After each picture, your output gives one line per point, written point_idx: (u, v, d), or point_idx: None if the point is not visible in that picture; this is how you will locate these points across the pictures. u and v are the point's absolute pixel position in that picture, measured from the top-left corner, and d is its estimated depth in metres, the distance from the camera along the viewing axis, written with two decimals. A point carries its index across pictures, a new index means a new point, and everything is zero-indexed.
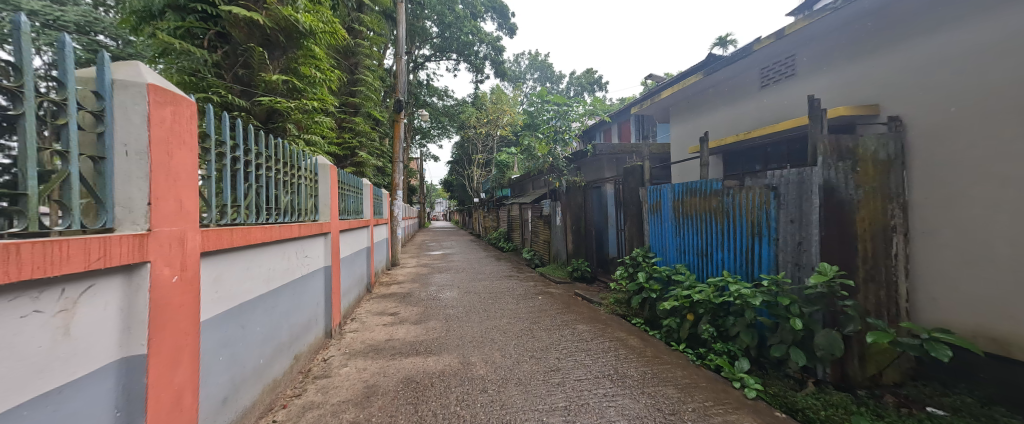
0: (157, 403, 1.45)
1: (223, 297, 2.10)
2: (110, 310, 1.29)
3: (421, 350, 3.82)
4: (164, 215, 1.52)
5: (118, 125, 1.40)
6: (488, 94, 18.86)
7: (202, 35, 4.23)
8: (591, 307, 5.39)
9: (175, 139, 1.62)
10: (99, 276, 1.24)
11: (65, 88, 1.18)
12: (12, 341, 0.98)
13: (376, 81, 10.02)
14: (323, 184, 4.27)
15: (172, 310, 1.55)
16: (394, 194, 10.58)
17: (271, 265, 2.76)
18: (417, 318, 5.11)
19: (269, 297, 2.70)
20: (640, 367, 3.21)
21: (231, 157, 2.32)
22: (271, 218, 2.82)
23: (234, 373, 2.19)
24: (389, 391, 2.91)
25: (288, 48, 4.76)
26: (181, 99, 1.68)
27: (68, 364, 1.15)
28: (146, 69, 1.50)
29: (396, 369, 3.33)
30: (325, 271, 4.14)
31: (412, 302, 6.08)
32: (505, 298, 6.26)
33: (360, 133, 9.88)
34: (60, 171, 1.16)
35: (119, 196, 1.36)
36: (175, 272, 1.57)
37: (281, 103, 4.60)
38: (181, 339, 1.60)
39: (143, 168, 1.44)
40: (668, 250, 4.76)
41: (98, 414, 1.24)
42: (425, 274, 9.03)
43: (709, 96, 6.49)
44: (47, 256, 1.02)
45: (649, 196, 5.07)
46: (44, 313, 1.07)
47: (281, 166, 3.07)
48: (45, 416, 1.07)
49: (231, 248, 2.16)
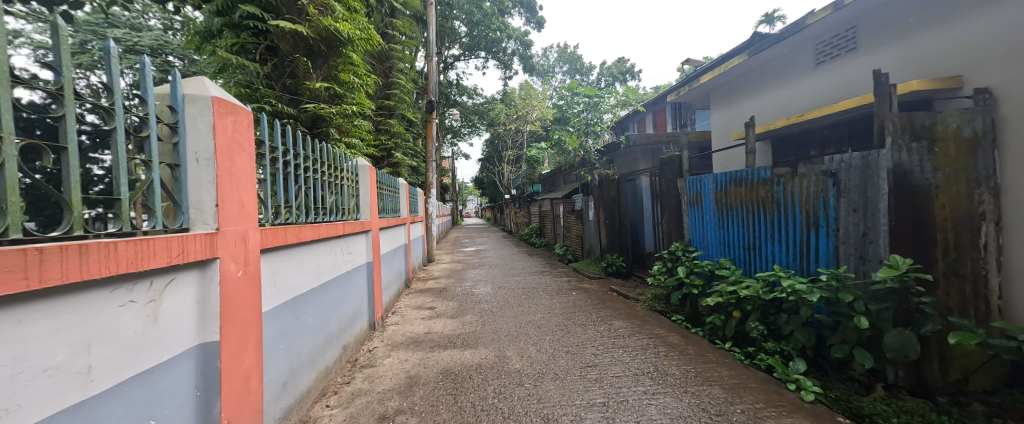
0: (230, 385, 1.61)
1: (280, 291, 2.27)
2: (188, 301, 1.44)
3: (458, 343, 3.93)
4: (230, 216, 1.68)
5: (189, 136, 1.55)
6: (516, 90, 18.80)
7: (255, 49, 4.59)
8: (627, 303, 5.27)
9: (236, 146, 1.77)
10: (178, 269, 1.38)
11: (147, 105, 1.34)
12: (114, 327, 1.12)
13: (409, 84, 10.33)
14: (363, 185, 4.49)
15: (239, 301, 1.70)
16: (428, 193, 10.88)
17: (321, 261, 2.96)
18: (453, 312, 5.25)
19: (319, 291, 2.89)
20: (682, 365, 3.08)
21: (282, 161, 2.50)
22: (319, 217, 3.02)
23: (291, 361, 2.37)
24: (430, 381, 3.02)
25: (329, 57, 5.04)
26: (240, 109, 1.84)
27: (157, 348, 1.29)
28: (210, 83, 1.64)
29: (435, 361, 3.45)
30: (367, 267, 4.36)
31: (448, 297, 6.25)
32: (539, 294, 6.26)
33: (395, 135, 10.27)
34: (144, 178, 1.31)
35: (192, 200, 1.53)
36: (240, 267, 1.73)
37: (324, 109, 4.89)
38: (247, 327, 1.76)
39: (211, 174, 1.59)
40: (711, 244, 4.52)
41: (184, 393, 1.41)
42: (459, 270, 9.24)
43: (755, 77, 6.03)
44: (139, 253, 1.16)
45: (689, 188, 4.85)
46: (137, 302, 1.21)
47: (325, 168, 3.26)
48: (142, 392, 1.23)
49: (286, 245, 2.34)
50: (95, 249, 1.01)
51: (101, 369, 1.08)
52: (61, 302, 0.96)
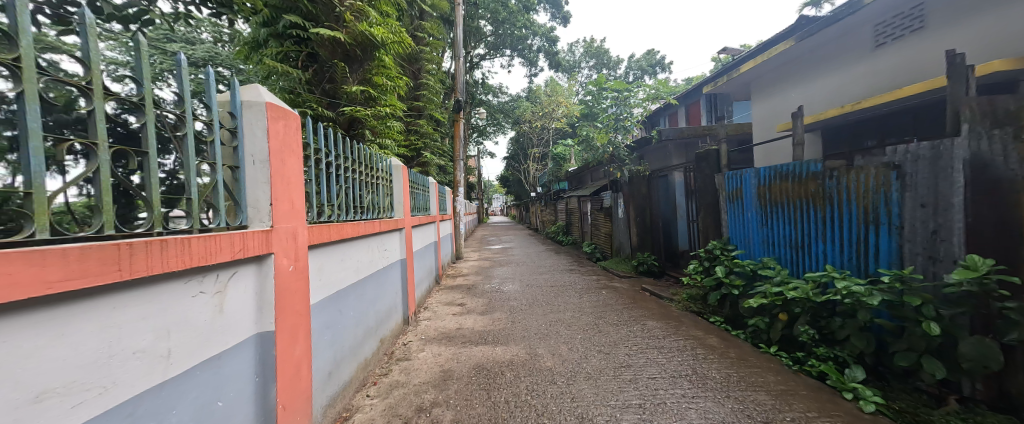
0: (283, 372, 1.72)
1: (325, 285, 2.40)
2: (248, 293, 1.56)
3: (489, 339, 3.97)
4: (282, 214, 1.80)
5: (246, 140, 1.66)
6: (542, 86, 18.66)
7: (297, 57, 4.86)
8: (660, 303, 5.11)
9: (286, 148, 1.88)
10: (239, 263, 1.49)
11: (211, 112, 1.46)
12: (188, 315, 1.23)
13: (438, 84, 10.54)
14: (397, 184, 4.64)
15: (290, 294, 1.81)
16: (455, 191, 11.07)
17: (359, 257, 3.09)
18: (483, 309, 5.31)
19: (358, 286, 3.03)
20: (723, 369, 2.95)
21: (324, 162, 2.64)
22: (357, 215, 3.15)
23: (335, 352, 2.50)
24: (463, 376, 3.08)
25: (364, 61, 5.24)
26: (290, 113, 1.95)
27: (224, 336, 1.41)
28: (263, 89, 1.76)
29: (468, 356, 3.52)
30: (401, 264, 4.51)
31: (478, 294, 6.34)
32: (567, 292, 6.20)
33: (424, 135, 10.52)
34: (210, 179, 1.44)
35: (250, 199, 1.64)
36: (291, 262, 1.84)
37: (360, 111, 5.11)
38: (298, 318, 1.88)
39: (265, 175, 1.71)
40: (752, 243, 4.29)
41: (245, 377, 1.52)
42: (487, 267, 9.34)
43: (802, 64, 5.63)
44: (208, 247, 1.27)
45: (729, 183, 4.62)
46: (207, 293, 1.32)
47: (362, 168, 3.41)
48: (212, 375, 1.33)
49: (329, 242, 2.46)
50: (173, 244, 1.12)
51: (179, 354, 1.19)
52: (146, 292, 1.06)
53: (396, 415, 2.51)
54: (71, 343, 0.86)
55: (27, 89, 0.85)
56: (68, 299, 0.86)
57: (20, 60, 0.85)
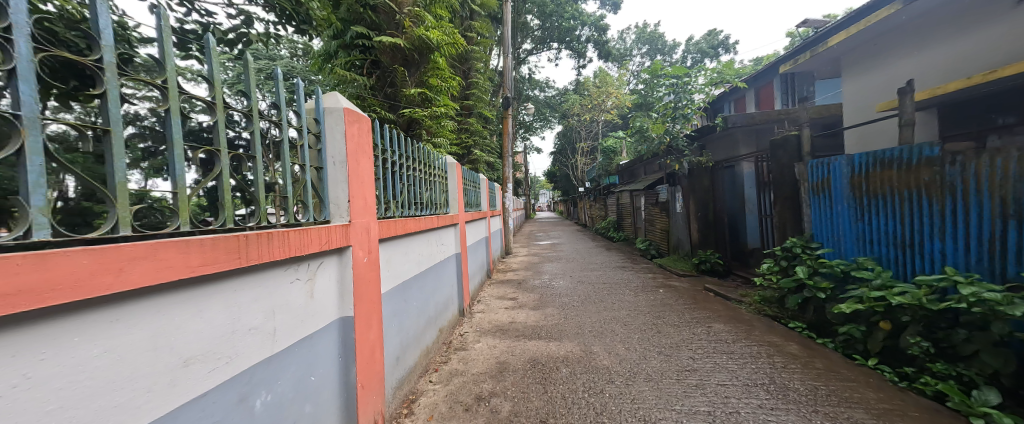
0: (361, 354, 1.88)
1: (392, 276, 2.58)
2: (332, 281, 1.73)
3: (542, 334, 3.98)
4: (358, 210, 1.96)
5: (328, 143, 1.84)
6: (591, 78, 18.10)
7: (362, 65, 5.27)
8: (727, 304, 4.72)
9: (360, 150, 2.05)
10: (324, 254, 1.66)
11: (300, 118, 1.65)
12: (288, 299, 1.39)
13: (486, 82, 10.72)
14: (451, 181, 4.83)
15: (365, 283, 1.97)
16: (504, 187, 11.22)
17: (420, 250, 3.28)
18: (534, 304, 5.33)
19: (420, 277, 3.22)
20: (808, 381, 2.64)
21: (390, 161, 2.84)
22: (417, 211, 3.34)
23: (402, 338, 2.68)
24: (519, 369, 3.13)
25: (421, 64, 5.51)
26: (362, 117, 2.11)
27: (315, 318, 1.58)
28: (341, 96, 1.92)
29: (522, 350, 3.56)
30: (456, 258, 4.69)
31: (528, 289, 6.37)
32: (621, 290, 5.99)
33: (474, 133, 10.78)
34: (300, 179, 1.62)
35: (332, 197, 1.81)
36: (365, 254, 2.00)
37: (418, 113, 5.39)
38: (371, 305, 2.04)
39: (343, 174, 1.87)
40: (842, 240, 3.76)
41: (330, 356, 1.69)
42: (536, 263, 9.34)
43: (909, 32, 4.79)
44: (302, 239, 1.43)
45: (812, 173, 4.11)
46: (301, 279, 1.48)
47: (420, 167, 3.59)
48: (306, 352, 1.50)
49: (395, 236, 2.64)
50: (277, 236, 1.28)
51: (282, 333, 1.35)
52: (257, 277, 1.22)
53: (458, 401, 2.62)
54: (206, 318, 1.02)
55: (174, 106, 1.02)
56: (203, 282, 1.01)
57: (168, 81, 1.02)
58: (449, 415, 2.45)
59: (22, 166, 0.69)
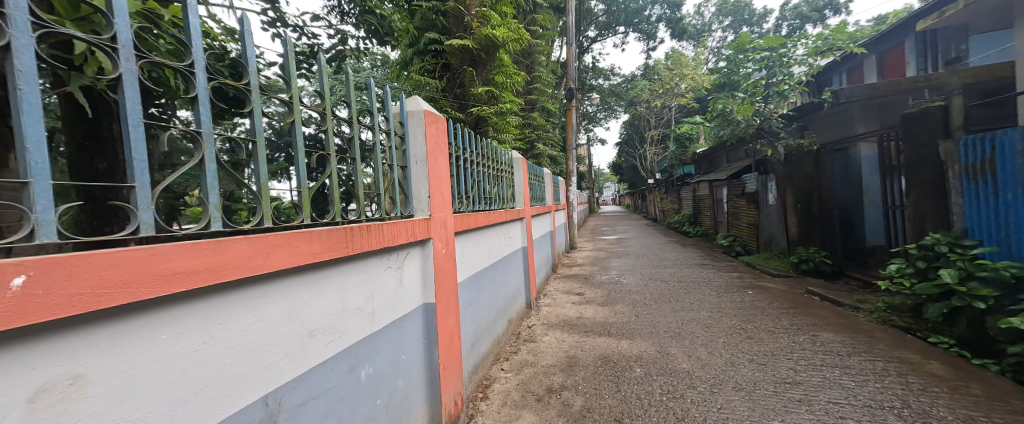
0: (442, 338, 2.03)
1: (466, 267, 2.73)
2: (416, 269, 1.89)
3: (612, 331, 3.85)
4: (437, 205, 2.10)
5: (412, 143, 2.00)
6: (662, 60, 16.73)
7: (434, 69, 5.61)
8: (837, 311, 4.04)
9: (437, 148, 2.18)
10: (410, 246, 1.83)
11: (388, 122, 1.82)
12: (383, 284, 1.56)
13: (549, 75, 10.58)
14: (518, 176, 4.91)
15: (444, 272, 2.12)
16: (568, 181, 11.02)
17: (490, 243, 3.41)
18: (603, 300, 5.17)
19: (490, 269, 3.34)
20: (960, 410, 2.14)
21: (462, 158, 2.98)
22: (485, 206, 3.47)
23: (475, 326, 2.81)
24: (589, 365, 3.07)
25: (487, 63, 5.68)
26: (439, 118, 2.25)
27: (404, 303, 1.74)
28: (421, 100, 2.08)
29: (592, 346, 3.48)
30: (523, 251, 4.76)
31: (595, 284, 6.20)
32: (700, 289, 5.49)
33: (537, 127, 10.75)
34: (390, 178, 1.79)
35: (415, 193, 1.97)
36: (443, 246, 2.14)
37: (485, 110, 5.57)
38: (449, 294, 2.18)
39: (424, 172, 2.02)
40: (1014, 239, 2.94)
41: (416, 338, 1.85)
42: (602, 258, 9.04)
43: None
44: (392, 232, 1.59)
45: (964, 155, 3.32)
46: (392, 267, 1.65)
47: (488, 162, 3.72)
48: (398, 332, 1.67)
49: (467, 229, 2.78)
50: (373, 229, 1.44)
51: (379, 315, 1.52)
52: (359, 264, 1.39)
53: (529, 391, 2.67)
54: (324, 298, 1.19)
55: (297, 117, 1.21)
56: (322, 267, 1.19)
57: (292, 97, 1.20)
58: (522, 403, 2.52)
59: (202, 171, 0.88)
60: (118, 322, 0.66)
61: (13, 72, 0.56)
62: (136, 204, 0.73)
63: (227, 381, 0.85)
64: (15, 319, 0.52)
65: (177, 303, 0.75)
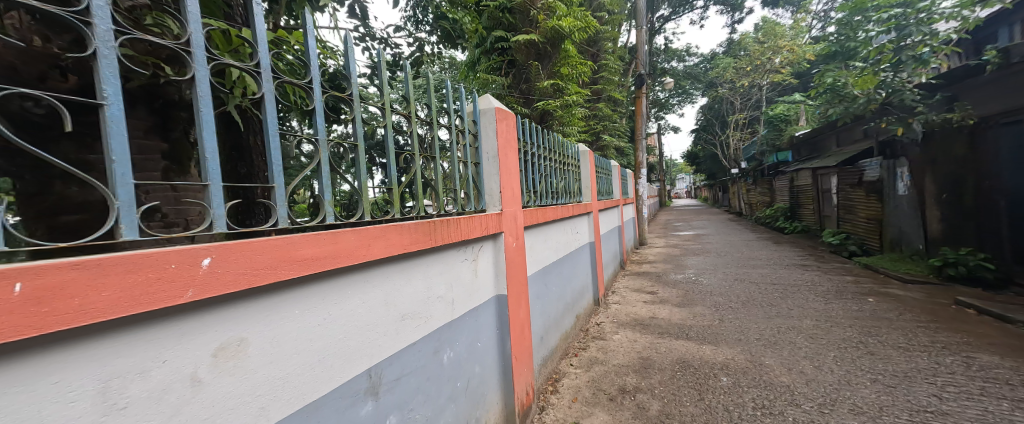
0: (514, 330, 2.08)
1: (535, 262, 2.75)
2: (489, 262, 1.96)
3: (692, 335, 3.55)
4: (508, 200, 2.15)
5: (484, 140, 2.07)
6: (750, 32, 14.73)
7: (501, 67, 5.72)
8: (1003, 329, 3.18)
9: (507, 144, 2.23)
10: (484, 239, 1.91)
11: (463, 121, 1.91)
12: (460, 275, 1.65)
13: (616, 62, 10.04)
14: (584, 169, 4.77)
15: (515, 265, 2.17)
16: (637, 173, 10.40)
17: (558, 238, 3.39)
18: (680, 300, 4.79)
19: (558, 264, 3.33)
20: None
21: (530, 153, 3.01)
22: (553, 200, 3.46)
23: (544, 320, 2.83)
24: (666, 368, 2.88)
25: (553, 55, 5.62)
26: (509, 115, 2.29)
27: (478, 293, 1.82)
28: (493, 97, 2.14)
29: (668, 348, 3.26)
30: (591, 246, 4.64)
31: (669, 283, 5.77)
32: (801, 294, 4.76)
33: (603, 118, 10.32)
34: (465, 174, 1.89)
35: (488, 188, 2.05)
36: (513, 239, 2.19)
37: (551, 104, 5.52)
38: (520, 286, 2.22)
39: (495, 167, 2.08)
40: None
41: (490, 327, 1.93)
42: (677, 255, 8.36)
43: None
44: (468, 226, 1.67)
45: None
46: (468, 259, 1.73)
47: (555, 156, 3.70)
48: (474, 321, 1.76)
49: (536, 223, 2.80)
50: (452, 222, 1.53)
51: (457, 303, 1.62)
52: (440, 255, 1.49)
53: (601, 390, 2.61)
54: (412, 286, 1.31)
55: (387, 121, 1.33)
56: (409, 258, 1.30)
57: (384, 103, 1.33)
58: (594, 401, 2.47)
59: (319, 173, 1.02)
60: (264, 299, 0.80)
61: (196, 97, 0.71)
62: (275, 201, 0.88)
63: (341, 354, 0.98)
64: (202, 292, 0.66)
65: (305, 285, 0.89)
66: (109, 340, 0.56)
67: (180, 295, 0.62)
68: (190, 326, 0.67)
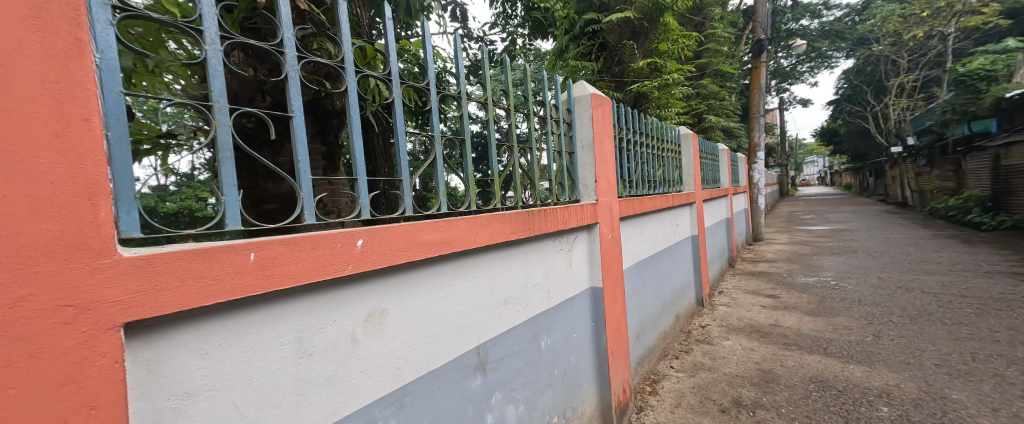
0: (610, 324, 2.01)
1: (631, 255, 2.60)
2: (584, 253, 1.93)
3: (832, 350, 2.93)
4: (603, 189, 2.06)
5: (578, 128, 2.02)
6: None
7: (591, 51, 5.51)
8: None
9: (603, 131, 2.14)
10: (579, 230, 1.88)
11: (558, 110, 1.89)
12: (556, 265, 1.66)
13: (726, 29, 8.71)
14: (687, 155, 4.29)
15: (611, 258, 2.09)
16: (752, 157, 8.91)
17: (655, 230, 3.14)
18: (812, 308, 3.99)
19: (656, 258, 3.09)
20: None
21: (625, 139, 2.83)
22: (650, 189, 3.21)
23: (641, 317, 2.67)
24: (796, 386, 2.44)
25: (649, 32, 5.24)
26: (605, 100, 2.19)
27: (573, 284, 1.81)
28: (588, 83, 2.07)
29: (797, 363, 2.76)
30: (693, 240, 4.19)
31: (797, 287, 4.85)
32: (1011, 311, 3.50)
33: (708, 96, 9.10)
34: (559, 164, 1.88)
35: (582, 178, 2.00)
36: (609, 231, 2.10)
37: (646, 86, 5.08)
38: (616, 279, 2.13)
39: (591, 157, 2.01)
40: None
41: (585, 319, 1.91)
42: (807, 254, 6.96)
43: None
44: (564, 218, 1.66)
45: None
46: (563, 249, 1.73)
47: (652, 141, 3.41)
48: (569, 311, 1.75)
49: (632, 214, 2.63)
50: (548, 214, 1.54)
51: (554, 292, 1.64)
52: (538, 245, 1.53)
53: (710, 399, 2.36)
54: (512, 272, 1.36)
55: (490, 116, 1.41)
56: (510, 246, 1.35)
57: (485, 98, 1.40)
58: (701, 410, 2.25)
59: (435, 168, 1.14)
60: (398, 276, 0.93)
61: (348, 105, 0.85)
62: (403, 192, 1.01)
63: (455, 330, 1.09)
64: (358, 268, 0.80)
65: (428, 266, 1.01)
66: (301, 300, 0.73)
67: (343, 268, 0.76)
68: (349, 295, 0.81)
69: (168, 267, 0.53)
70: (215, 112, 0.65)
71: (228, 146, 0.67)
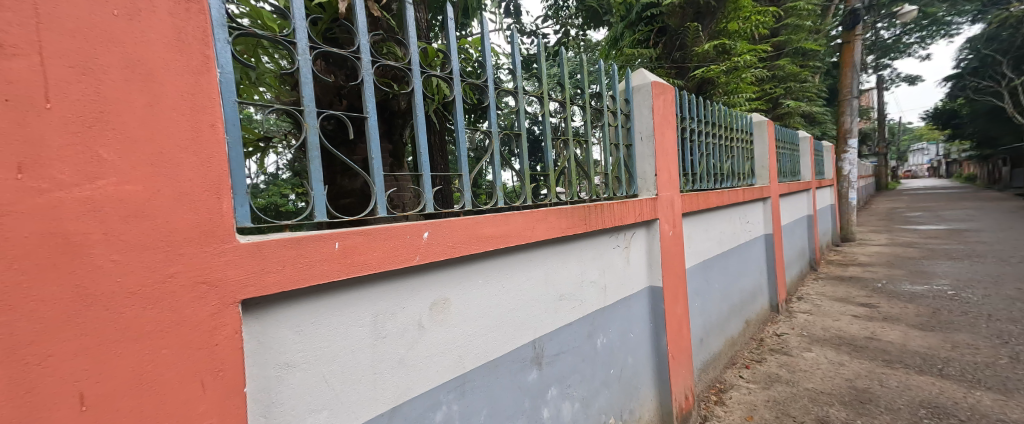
0: (670, 326, 1.90)
1: (694, 253, 2.42)
2: (642, 250, 1.84)
3: (951, 372, 2.46)
4: (664, 183, 1.94)
5: (637, 119, 1.93)
6: None
7: (649, 37, 5.21)
8: None
9: (665, 121, 2.01)
10: (637, 226, 1.79)
11: (615, 101, 1.81)
12: (612, 261, 1.60)
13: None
14: (761, 145, 3.86)
15: (672, 256, 1.96)
16: (843, 145, 7.74)
17: (723, 228, 2.88)
18: (921, 321, 3.39)
19: (723, 258, 2.84)
20: None
21: (688, 129, 2.63)
22: (717, 183, 2.95)
23: (705, 321, 2.48)
24: (900, 410, 2.10)
25: (717, 11, 4.73)
26: (667, 88, 2.05)
27: (631, 282, 1.74)
28: (648, 71, 1.95)
29: (902, 384, 2.36)
30: (767, 239, 3.77)
31: (900, 295, 4.15)
32: None
33: (786, 78, 8.09)
34: (615, 156, 1.81)
35: (640, 171, 1.90)
36: (670, 227, 1.98)
37: (712, 72, 4.61)
38: (677, 279, 2.00)
39: (651, 149, 1.90)
40: None
41: (643, 319, 1.82)
42: (915, 257, 5.91)
43: None
44: (622, 213, 1.60)
45: None
46: (621, 246, 1.67)
47: (720, 130, 3.13)
48: (626, 310, 1.69)
49: (696, 210, 2.44)
50: (605, 209, 1.49)
51: (610, 290, 1.59)
52: (594, 241, 1.48)
53: (789, 415, 2.12)
54: (568, 267, 1.34)
55: (545, 110, 1.39)
56: (566, 241, 1.33)
57: (541, 92, 1.39)
58: None
59: (491, 163, 1.16)
60: (459, 268, 0.96)
61: (415, 105, 0.90)
62: (462, 187, 1.05)
63: (512, 322, 1.11)
64: (424, 258, 0.84)
65: (486, 258, 1.03)
66: (376, 287, 0.79)
67: (411, 258, 0.82)
68: (417, 283, 0.87)
69: (272, 252, 0.61)
70: (305, 115, 0.73)
71: (316, 147, 0.74)
